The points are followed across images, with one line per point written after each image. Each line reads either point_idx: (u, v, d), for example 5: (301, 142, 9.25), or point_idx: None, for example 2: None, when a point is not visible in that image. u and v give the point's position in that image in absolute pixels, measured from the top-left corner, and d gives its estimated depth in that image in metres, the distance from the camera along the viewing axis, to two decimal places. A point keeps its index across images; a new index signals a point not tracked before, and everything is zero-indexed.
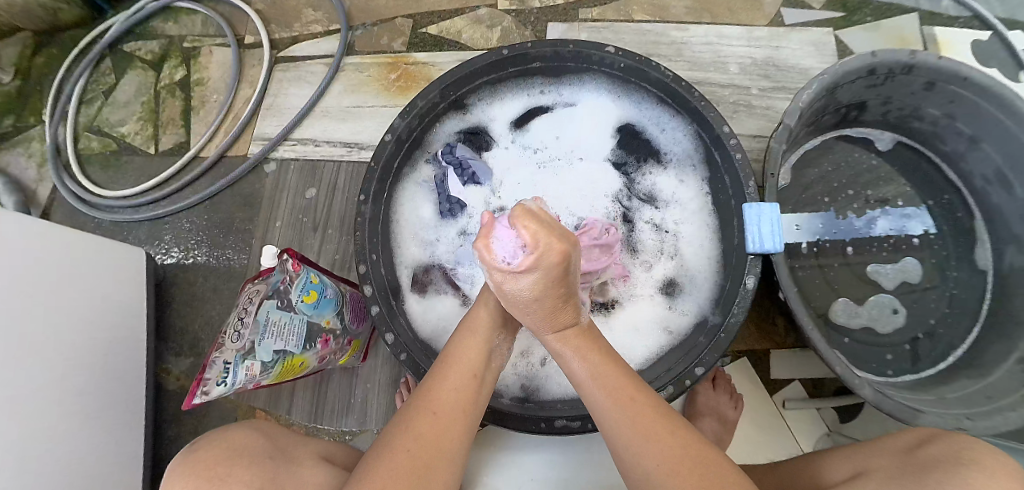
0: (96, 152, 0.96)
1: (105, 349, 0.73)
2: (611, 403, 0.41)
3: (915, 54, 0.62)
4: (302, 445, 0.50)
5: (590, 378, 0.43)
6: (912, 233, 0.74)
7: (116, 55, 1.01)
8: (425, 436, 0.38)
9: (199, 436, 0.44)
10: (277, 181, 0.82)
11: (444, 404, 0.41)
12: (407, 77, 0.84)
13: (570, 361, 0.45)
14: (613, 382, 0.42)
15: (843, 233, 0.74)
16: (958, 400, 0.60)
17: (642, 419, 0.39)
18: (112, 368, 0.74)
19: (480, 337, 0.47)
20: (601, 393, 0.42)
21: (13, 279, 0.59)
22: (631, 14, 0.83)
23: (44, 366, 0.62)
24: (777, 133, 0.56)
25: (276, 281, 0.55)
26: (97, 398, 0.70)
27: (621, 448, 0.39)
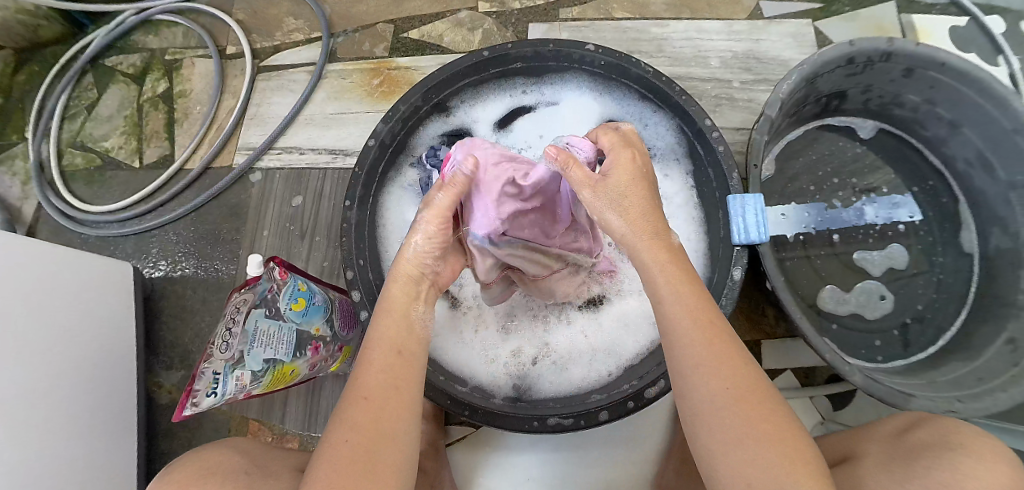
0: (80, 168, 0.96)
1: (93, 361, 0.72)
2: (686, 319, 0.37)
3: (892, 42, 0.63)
4: (283, 460, 0.52)
5: (665, 288, 0.39)
6: (898, 220, 0.75)
7: (97, 69, 1.00)
8: (364, 425, 0.35)
9: (180, 459, 0.48)
10: (263, 190, 0.82)
11: (376, 381, 0.37)
12: (390, 82, 0.83)
13: (644, 265, 0.42)
14: (688, 300, 0.38)
15: (829, 221, 0.74)
16: (949, 384, 0.61)
17: (715, 346, 0.35)
18: (102, 380, 0.73)
19: (404, 310, 0.42)
20: (677, 309, 0.38)
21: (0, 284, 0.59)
22: (611, 12, 0.84)
23: (31, 370, 0.61)
24: (759, 124, 0.57)
25: (263, 289, 0.56)
26: (86, 413, 0.69)
27: (685, 367, 0.35)
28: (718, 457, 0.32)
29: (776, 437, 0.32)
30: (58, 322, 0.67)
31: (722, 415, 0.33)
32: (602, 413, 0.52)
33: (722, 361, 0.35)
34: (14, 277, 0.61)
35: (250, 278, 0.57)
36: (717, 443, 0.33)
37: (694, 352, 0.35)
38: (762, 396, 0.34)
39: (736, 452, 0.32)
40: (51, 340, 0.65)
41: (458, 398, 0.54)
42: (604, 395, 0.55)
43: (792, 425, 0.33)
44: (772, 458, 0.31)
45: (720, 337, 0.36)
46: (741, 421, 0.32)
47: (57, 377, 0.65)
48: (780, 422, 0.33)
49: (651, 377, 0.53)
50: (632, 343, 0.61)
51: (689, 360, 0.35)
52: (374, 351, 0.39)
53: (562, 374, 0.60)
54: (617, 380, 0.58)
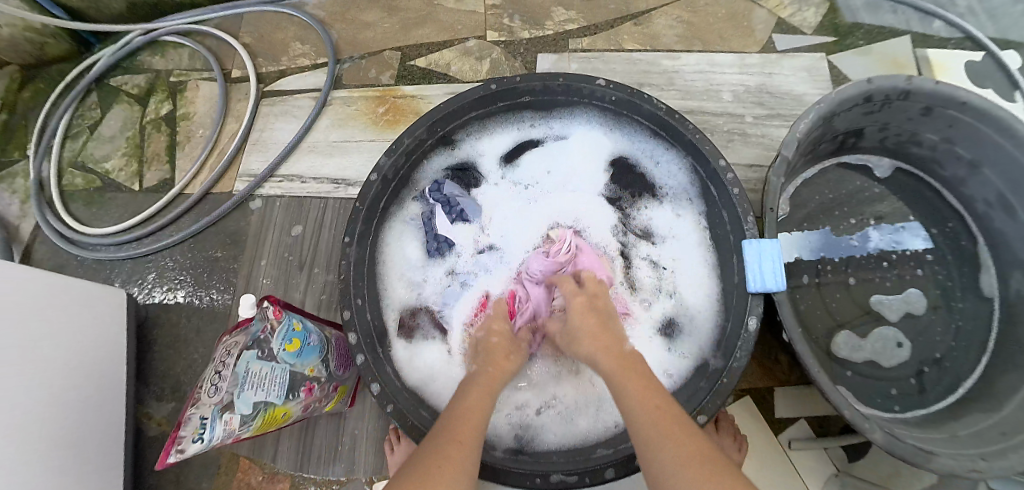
0: (80, 189, 0.94)
1: (81, 391, 0.69)
2: (640, 402, 0.41)
3: (910, 80, 0.61)
4: None
5: (619, 392, 0.44)
6: (907, 247, 0.73)
7: (102, 89, 1.00)
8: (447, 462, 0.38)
9: None
10: (262, 217, 0.80)
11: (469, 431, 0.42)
12: (395, 110, 0.82)
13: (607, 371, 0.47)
14: (644, 391, 0.43)
15: (838, 252, 0.72)
16: (971, 439, 0.57)
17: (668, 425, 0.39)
18: (90, 407, 0.70)
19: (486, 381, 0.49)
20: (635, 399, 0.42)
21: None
22: (621, 44, 0.82)
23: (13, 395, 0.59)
24: (775, 165, 0.54)
25: (256, 331, 0.54)
26: (72, 445, 0.66)
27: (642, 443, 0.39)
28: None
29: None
30: (49, 351, 0.65)
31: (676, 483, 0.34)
32: (608, 471, 0.49)
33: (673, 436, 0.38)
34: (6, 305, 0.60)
35: (242, 320, 0.55)
36: None
37: (651, 431, 0.39)
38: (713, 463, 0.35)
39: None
40: (39, 369, 0.63)
41: None
42: (612, 450, 0.52)
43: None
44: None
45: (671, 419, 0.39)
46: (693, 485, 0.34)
47: (46, 410, 0.63)
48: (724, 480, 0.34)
49: None
50: None
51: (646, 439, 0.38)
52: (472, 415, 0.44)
53: (569, 424, 0.56)
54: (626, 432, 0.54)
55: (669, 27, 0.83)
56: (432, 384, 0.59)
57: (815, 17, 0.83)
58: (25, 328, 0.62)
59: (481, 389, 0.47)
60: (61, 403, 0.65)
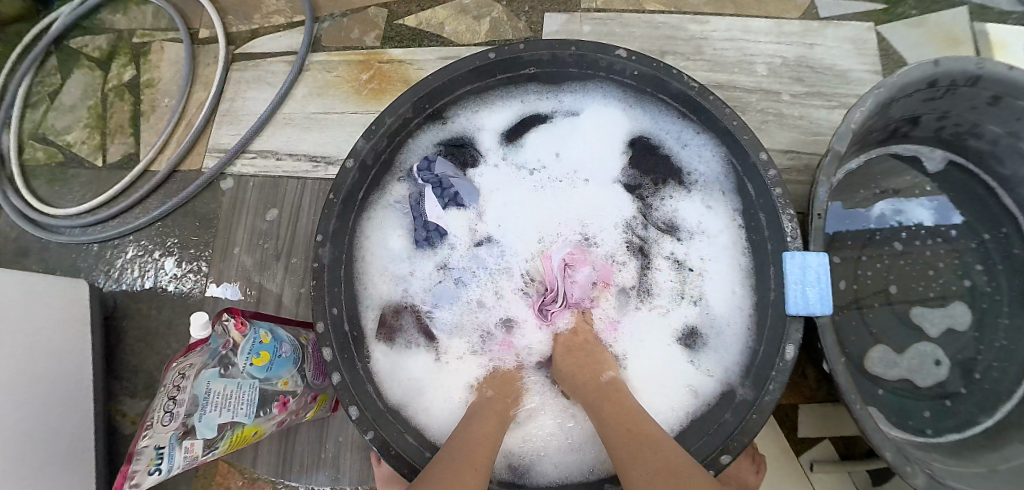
0: (42, 163, 0.86)
1: (43, 393, 0.62)
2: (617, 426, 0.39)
3: (983, 64, 0.52)
4: None
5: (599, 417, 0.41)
6: (920, 219, 0.66)
7: (62, 51, 0.90)
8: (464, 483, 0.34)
9: None
10: (234, 199, 0.72)
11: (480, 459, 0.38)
12: (380, 78, 0.73)
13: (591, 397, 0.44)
14: (620, 411, 0.40)
15: (847, 226, 0.65)
16: (1014, 474, 0.50)
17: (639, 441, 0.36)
18: (54, 410, 0.64)
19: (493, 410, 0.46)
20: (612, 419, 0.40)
21: None
22: (641, 4, 0.72)
23: None
24: (826, 162, 0.45)
25: (218, 346, 0.48)
26: (38, 457, 0.60)
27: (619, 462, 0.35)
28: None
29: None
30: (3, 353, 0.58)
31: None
32: None
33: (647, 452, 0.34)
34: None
35: (196, 341, 0.48)
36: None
37: (627, 448, 0.36)
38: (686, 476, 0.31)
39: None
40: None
41: None
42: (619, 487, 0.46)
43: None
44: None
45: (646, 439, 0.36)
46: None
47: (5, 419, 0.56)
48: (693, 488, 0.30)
49: None
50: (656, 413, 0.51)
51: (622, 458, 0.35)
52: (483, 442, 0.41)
53: (570, 452, 0.50)
54: None
55: None
56: (420, 398, 0.53)
57: None
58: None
59: (493, 415, 0.46)
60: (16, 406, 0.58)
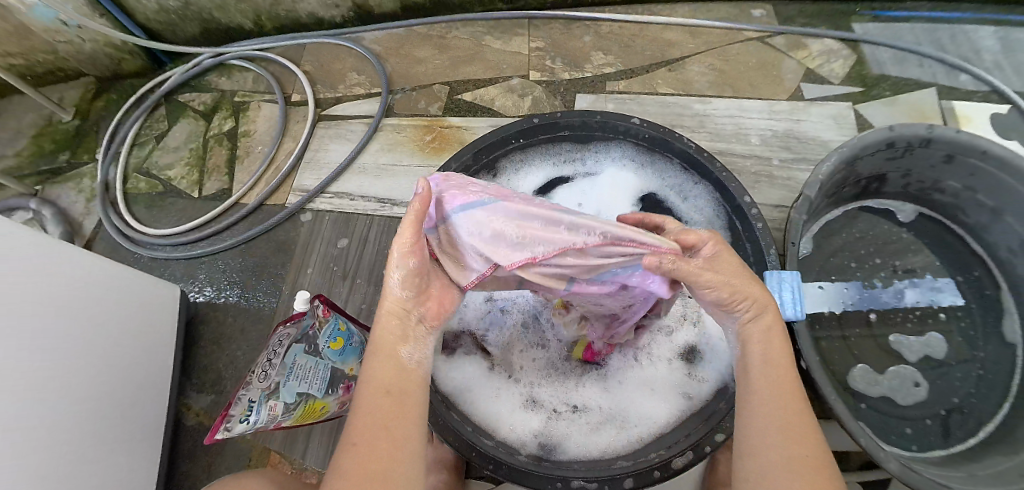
0: (142, 192, 1.02)
1: (126, 380, 0.73)
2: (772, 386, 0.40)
3: (932, 128, 0.65)
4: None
5: (755, 356, 0.42)
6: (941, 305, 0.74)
7: (171, 103, 1.09)
8: (354, 474, 0.36)
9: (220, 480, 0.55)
10: (312, 230, 0.86)
11: (367, 431, 0.38)
12: (441, 139, 0.88)
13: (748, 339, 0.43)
14: (777, 366, 0.41)
15: (868, 302, 0.74)
16: (990, 479, 0.58)
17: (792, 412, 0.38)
18: (132, 393, 0.74)
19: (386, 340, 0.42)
20: (761, 369, 0.41)
21: (59, 282, 0.64)
22: (655, 88, 0.87)
23: (66, 369, 0.63)
24: (798, 204, 0.59)
25: (306, 325, 0.60)
26: (115, 422, 0.70)
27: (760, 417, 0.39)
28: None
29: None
30: (98, 338, 0.69)
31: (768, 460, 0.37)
32: (628, 480, 0.53)
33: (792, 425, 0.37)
34: (57, 287, 0.63)
35: (294, 313, 0.61)
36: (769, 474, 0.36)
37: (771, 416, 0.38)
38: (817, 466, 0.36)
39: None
40: (89, 351, 0.67)
41: (485, 451, 0.56)
42: (631, 462, 0.56)
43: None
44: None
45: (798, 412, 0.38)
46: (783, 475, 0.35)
47: (93, 393, 0.67)
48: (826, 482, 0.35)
49: (677, 448, 0.55)
50: (663, 411, 0.61)
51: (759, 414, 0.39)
52: (365, 397, 0.40)
53: (589, 437, 0.60)
54: (645, 448, 0.58)
55: (701, 74, 0.88)
56: (469, 393, 0.63)
57: (843, 69, 0.88)
58: (68, 303, 0.65)
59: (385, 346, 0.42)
60: (104, 384, 0.69)
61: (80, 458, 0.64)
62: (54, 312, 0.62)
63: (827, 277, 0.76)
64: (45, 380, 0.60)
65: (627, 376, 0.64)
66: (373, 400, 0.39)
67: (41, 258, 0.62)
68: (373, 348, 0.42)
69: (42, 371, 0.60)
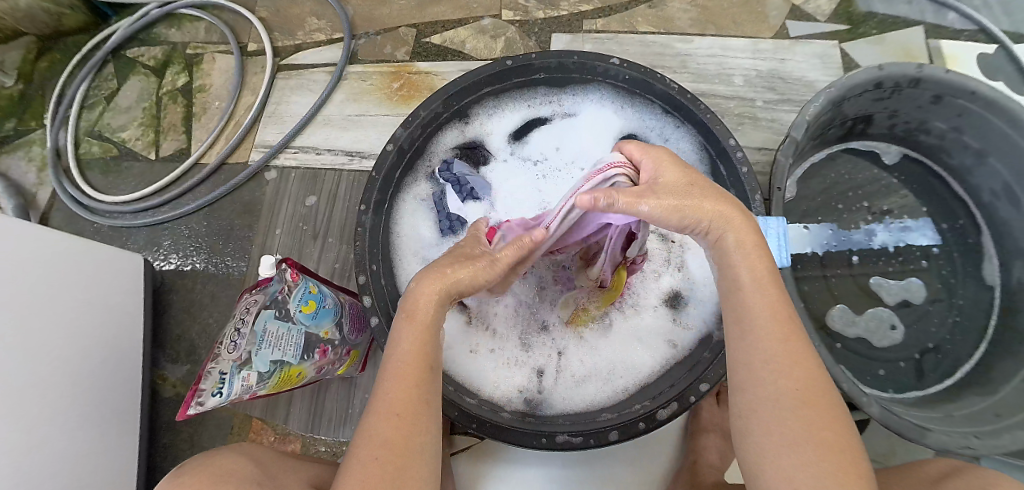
0: (97, 157, 0.96)
1: (99, 358, 0.70)
2: (769, 321, 0.37)
3: (921, 67, 0.62)
4: (290, 471, 0.49)
5: (742, 275, 0.39)
6: (911, 246, 0.74)
7: (119, 60, 1.00)
8: (392, 441, 0.36)
9: (175, 469, 0.44)
10: (278, 188, 0.83)
11: (398, 401, 0.37)
12: (410, 86, 0.84)
13: (727, 255, 0.39)
14: (772, 293, 0.38)
15: (844, 245, 0.74)
16: (966, 419, 0.59)
17: (787, 344, 0.36)
18: (102, 375, 0.71)
19: (425, 323, 0.41)
20: (757, 305, 0.37)
21: (12, 266, 0.58)
22: (635, 26, 0.83)
23: (32, 356, 0.60)
24: (784, 146, 0.57)
25: (275, 290, 0.57)
26: (89, 405, 0.67)
27: (755, 361, 0.36)
28: (768, 466, 0.34)
29: (842, 454, 0.33)
30: (60, 318, 0.65)
31: (788, 422, 0.34)
32: (613, 433, 0.52)
33: (796, 365, 0.35)
34: (14, 263, 0.59)
35: (261, 279, 0.57)
36: (770, 442, 0.34)
37: (773, 359, 0.36)
38: (824, 397, 0.35)
39: (798, 463, 0.33)
40: (56, 332, 0.64)
41: (467, 410, 0.54)
42: (614, 415, 0.55)
43: (848, 435, 0.34)
44: (836, 472, 0.32)
45: (797, 342, 0.36)
46: (803, 432, 0.33)
47: (63, 378, 0.64)
48: (839, 437, 0.33)
49: (663, 399, 0.54)
50: (646, 359, 0.61)
51: (767, 358, 0.36)
52: (399, 366, 0.39)
53: (575, 389, 0.60)
54: (631, 398, 0.58)
55: (683, 11, 0.84)
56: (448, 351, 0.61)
57: (829, 4, 0.83)
58: (32, 286, 0.61)
59: (419, 332, 0.40)
60: (75, 364, 0.66)
61: (58, 438, 0.62)
62: (12, 295, 0.58)
63: (812, 218, 0.75)
64: (12, 360, 0.57)
65: (608, 317, 0.63)
66: (412, 367, 0.39)
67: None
68: (412, 311, 0.41)
69: (9, 348, 0.57)
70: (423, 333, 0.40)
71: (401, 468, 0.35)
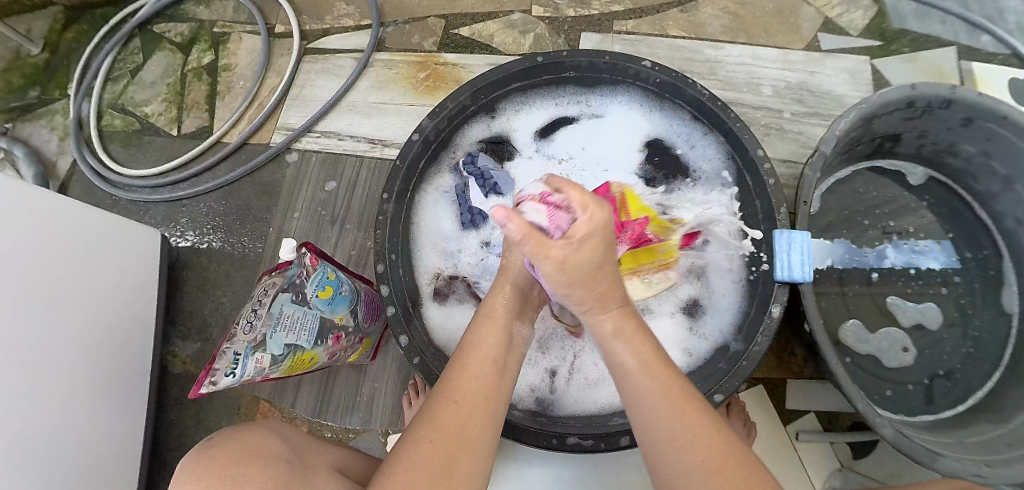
0: (118, 130, 0.96)
1: (118, 339, 0.73)
2: (653, 392, 0.37)
3: (955, 89, 0.61)
4: (317, 454, 0.49)
5: (626, 365, 0.40)
6: (921, 268, 0.73)
7: (145, 35, 1.01)
8: (448, 428, 0.35)
9: (215, 434, 0.43)
10: (298, 171, 0.83)
11: (464, 390, 0.38)
12: (436, 77, 0.84)
13: (613, 347, 0.41)
14: (657, 371, 0.39)
15: (864, 263, 0.73)
16: (977, 447, 0.58)
17: (686, 413, 0.36)
18: (112, 345, 0.71)
19: (498, 324, 0.44)
20: (649, 382, 0.38)
21: (23, 231, 0.58)
22: (665, 29, 0.83)
23: (40, 323, 0.60)
24: (812, 161, 0.57)
25: (293, 274, 0.58)
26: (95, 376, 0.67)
27: (657, 436, 0.36)
28: None
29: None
30: (73, 287, 0.65)
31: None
32: (623, 438, 0.53)
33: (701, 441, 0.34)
34: (27, 230, 0.59)
35: (280, 264, 0.60)
36: None
37: (669, 428, 0.35)
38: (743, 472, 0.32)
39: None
40: (67, 301, 0.64)
41: None
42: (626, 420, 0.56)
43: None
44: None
45: (685, 401, 0.37)
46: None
47: (71, 346, 0.64)
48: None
49: None
50: None
51: (667, 435, 0.35)
52: (469, 359, 0.41)
53: (588, 393, 0.60)
54: None
55: (715, 17, 0.83)
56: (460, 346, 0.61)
57: (863, 19, 0.83)
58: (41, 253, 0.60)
59: (490, 331, 0.43)
60: (83, 335, 0.66)
61: (64, 407, 0.62)
62: (23, 261, 0.58)
63: (830, 233, 0.74)
64: (21, 326, 0.57)
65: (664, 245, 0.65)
66: (480, 362, 0.40)
67: (10, 196, 0.57)
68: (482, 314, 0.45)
69: (18, 313, 0.57)
70: (493, 334, 0.43)
71: (453, 454, 0.34)
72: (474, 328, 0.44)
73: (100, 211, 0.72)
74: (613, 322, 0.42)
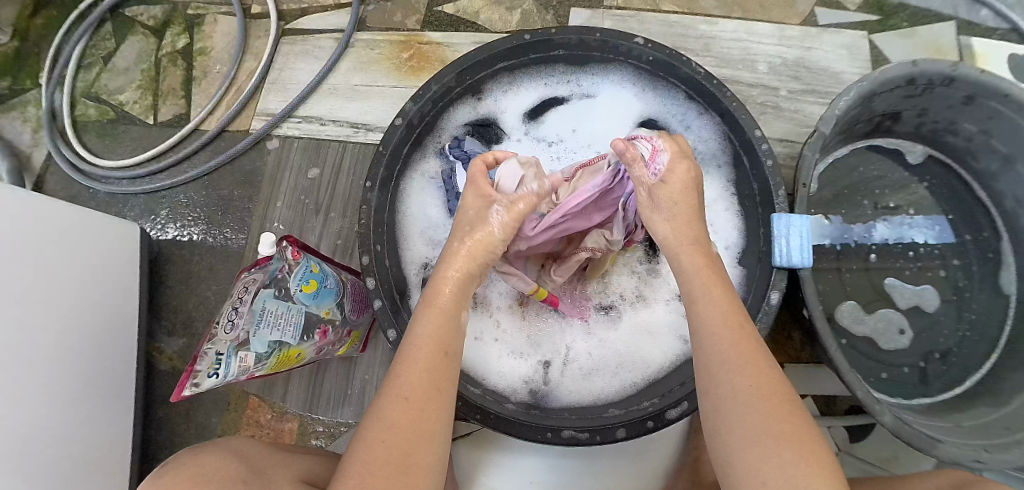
0: (93, 119, 0.93)
1: (103, 337, 0.71)
2: (719, 323, 0.39)
3: (957, 66, 0.59)
4: (285, 467, 0.48)
5: (697, 294, 0.42)
6: (913, 244, 0.72)
7: (117, 19, 0.96)
8: (400, 428, 0.34)
9: (169, 460, 0.43)
10: (280, 158, 0.80)
11: (414, 385, 0.36)
12: (420, 57, 0.81)
13: (685, 275, 0.44)
14: (722, 303, 0.40)
15: (855, 240, 0.72)
16: (976, 431, 0.58)
17: (742, 344, 0.38)
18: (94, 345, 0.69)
19: (447, 311, 0.41)
20: (712, 310, 0.40)
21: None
22: (657, 4, 0.80)
23: (20, 324, 0.57)
24: (811, 141, 0.55)
25: (275, 269, 0.56)
26: (78, 378, 0.65)
27: (714, 361, 0.37)
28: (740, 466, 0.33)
29: (801, 446, 0.32)
30: (52, 286, 0.62)
31: (748, 419, 0.34)
32: (619, 430, 0.50)
33: (750, 365, 0.36)
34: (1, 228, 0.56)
35: (261, 259, 0.58)
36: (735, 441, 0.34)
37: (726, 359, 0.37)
38: (784, 395, 0.35)
39: (758, 459, 0.32)
40: (46, 301, 0.61)
41: (470, 400, 0.53)
42: (622, 411, 0.54)
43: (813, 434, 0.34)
44: (800, 467, 0.31)
45: (747, 338, 0.38)
46: (765, 422, 0.33)
47: (52, 348, 0.62)
48: (800, 430, 0.33)
49: (673, 398, 0.52)
50: (654, 354, 0.59)
51: (719, 358, 0.37)
52: (415, 349, 0.38)
53: (583, 383, 0.58)
54: (637, 396, 0.56)
55: None
56: None
57: None
58: (17, 252, 0.58)
59: (439, 316, 0.41)
60: (64, 336, 0.63)
61: (48, 411, 0.59)
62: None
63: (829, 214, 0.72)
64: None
65: None
66: (428, 352, 0.38)
67: None
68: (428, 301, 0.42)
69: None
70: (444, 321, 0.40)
71: (408, 454, 0.33)
72: (420, 315, 0.42)
73: (75, 207, 0.69)
74: (689, 255, 0.44)
